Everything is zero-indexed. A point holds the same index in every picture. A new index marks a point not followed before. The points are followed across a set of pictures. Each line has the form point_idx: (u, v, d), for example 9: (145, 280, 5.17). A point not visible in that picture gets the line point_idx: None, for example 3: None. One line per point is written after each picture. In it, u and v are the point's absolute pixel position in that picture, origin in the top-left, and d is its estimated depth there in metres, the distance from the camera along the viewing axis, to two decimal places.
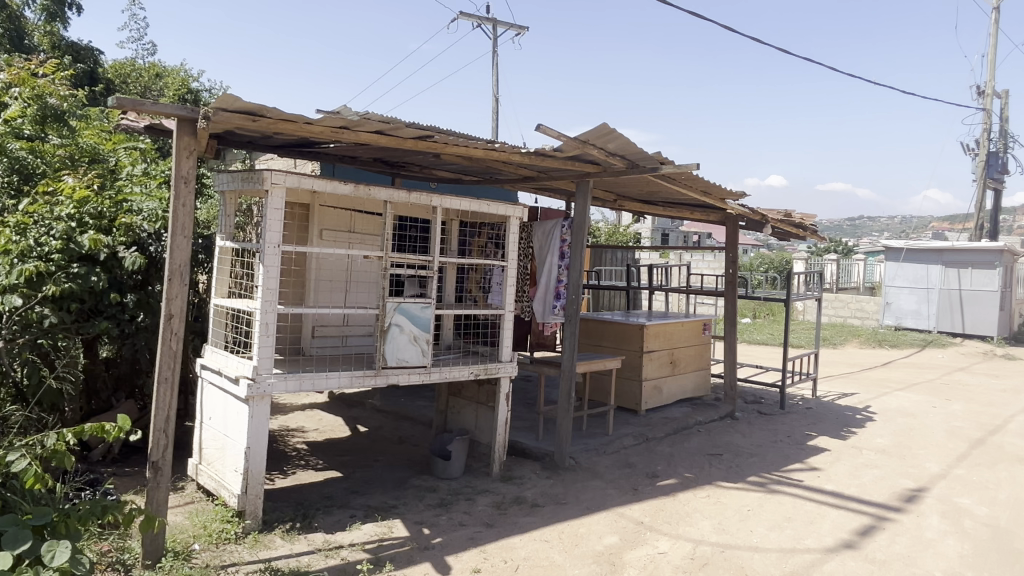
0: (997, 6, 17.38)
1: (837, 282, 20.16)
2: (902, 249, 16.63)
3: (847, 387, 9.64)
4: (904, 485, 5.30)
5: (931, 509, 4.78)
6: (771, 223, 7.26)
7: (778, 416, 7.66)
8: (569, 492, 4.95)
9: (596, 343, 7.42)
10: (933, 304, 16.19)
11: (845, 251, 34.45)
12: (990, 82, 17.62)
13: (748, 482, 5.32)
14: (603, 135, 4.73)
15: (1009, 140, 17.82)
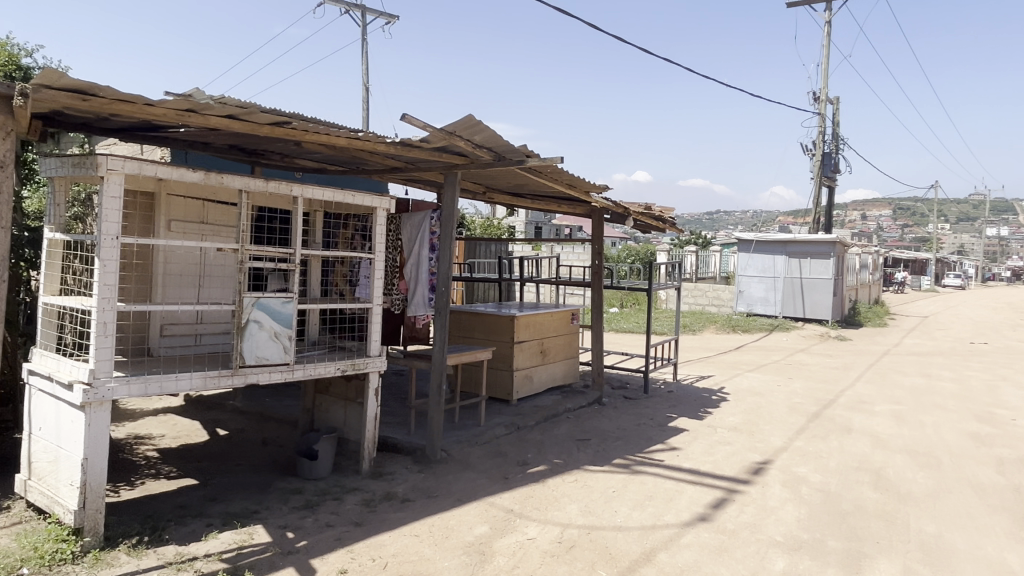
0: (829, 20, 19.15)
1: (696, 272, 21.48)
2: (752, 241, 17.98)
3: (704, 370, 10.29)
4: (752, 459, 5.74)
5: (774, 479, 5.20)
6: (633, 216, 7.59)
7: (641, 400, 8.04)
8: (440, 485, 4.93)
9: (468, 335, 7.44)
10: (778, 291, 17.62)
11: (703, 243, 36.75)
12: (825, 89, 19.39)
13: (613, 464, 5.54)
14: (470, 127, 4.73)
15: (840, 142, 19.71)
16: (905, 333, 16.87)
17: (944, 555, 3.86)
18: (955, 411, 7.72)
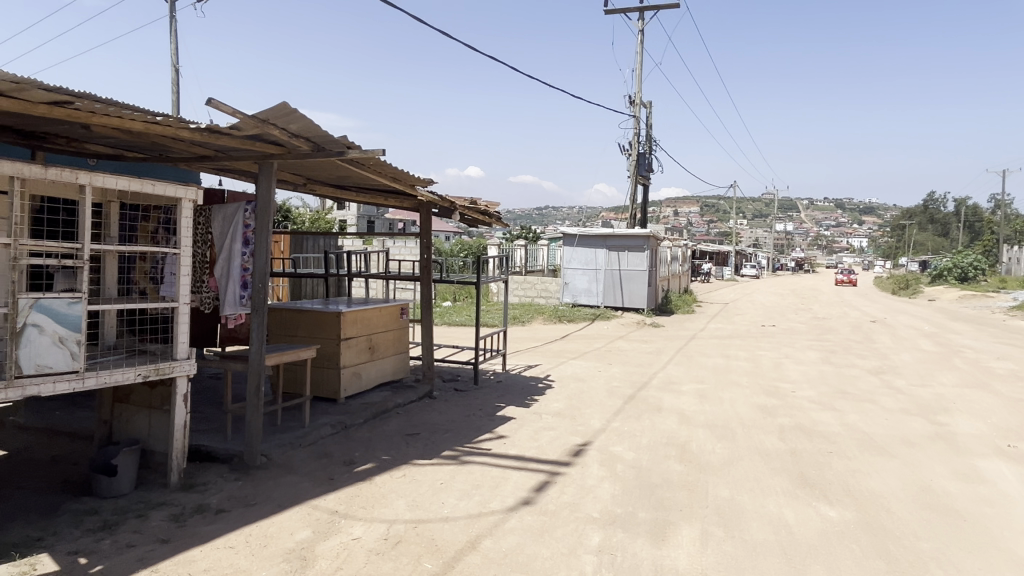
0: (642, 30, 20.58)
1: (525, 265, 22.19)
2: (576, 235, 18.90)
3: (532, 359, 10.66)
4: (573, 442, 6.04)
5: (593, 459, 5.51)
6: (459, 210, 7.67)
7: (471, 391, 8.16)
8: (259, 492, 4.68)
9: (291, 333, 7.11)
10: (600, 283, 18.69)
11: (533, 238, 38.08)
12: (639, 93, 20.82)
13: (442, 457, 5.58)
14: (284, 115, 4.51)
15: (652, 144, 21.30)
16: (709, 319, 18.61)
17: (735, 515, 4.31)
18: (747, 386, 8.66)
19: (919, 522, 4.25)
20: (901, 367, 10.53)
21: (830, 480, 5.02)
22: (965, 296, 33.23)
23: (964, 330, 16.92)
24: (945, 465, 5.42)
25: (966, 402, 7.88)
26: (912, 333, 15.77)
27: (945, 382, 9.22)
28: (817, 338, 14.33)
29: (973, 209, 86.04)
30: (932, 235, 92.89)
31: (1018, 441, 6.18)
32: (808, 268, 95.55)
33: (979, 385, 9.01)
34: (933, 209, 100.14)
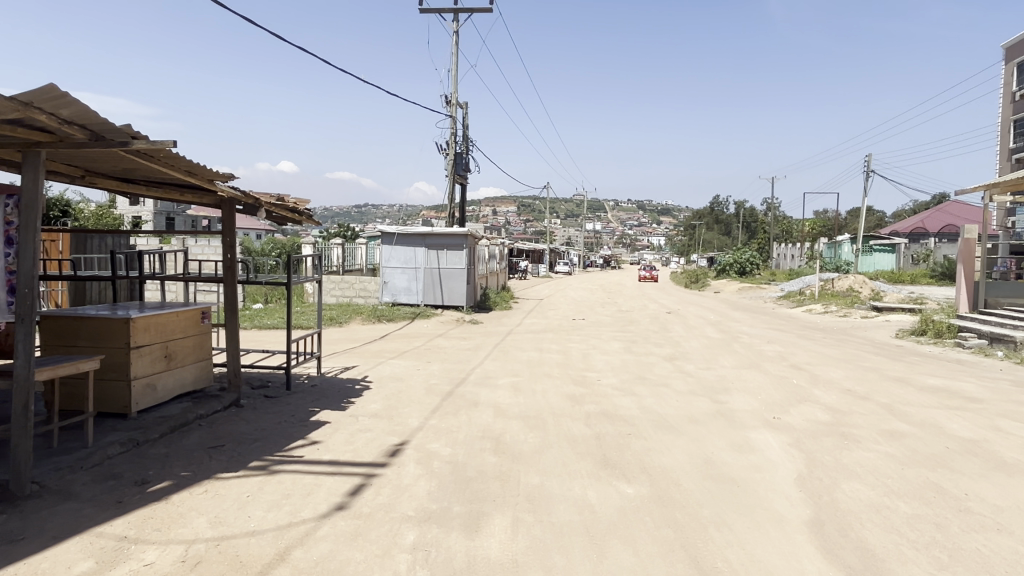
0: (456, 31, 20.88)
1: (343, 264, 21.61)
2: (394, 234, 18.75)
3: (349, 361, 10.41)
4: (390, 442, 6.00)
5: (409, 458, 5.52)
6: (264, 207, 7.29)
7: (283, 397, 7.80)
8: (29, 524, 4.12)
9: (70, 343, 6.34)
10: (419, 281, 18.70)
11: (351, 236, 37.22)
12: (454, 94, 21.11)
13: (249, 468, 5.28)
14: (52, 98, 4.01)
15: (468, 144, 21.69)
16: (526, 314, 19.35)
17: (543, 501, 4.53)
18: (558, 377, 9.13)
19: (701, 491, 4.75)
20: (691, 353, 11.68)
21: (629, 459, 5.45)
22: (743, 288, 37.54)
23: (742, 319, 19.14)
24: (723, 439, 6.11)
25: (742, 382, 8.92)
26: (701, 322, 17.55)
27: (726, 365, 10.38)
28: (621, 329, 15.45)
29: (750, 211, 97.45)
30: (718, 235, 103.90)
31: (781, 413, 7.13)
32: (615, 265, 102.56)
33: (752, 366, 10.25)
34: (718, 211, 111.91)
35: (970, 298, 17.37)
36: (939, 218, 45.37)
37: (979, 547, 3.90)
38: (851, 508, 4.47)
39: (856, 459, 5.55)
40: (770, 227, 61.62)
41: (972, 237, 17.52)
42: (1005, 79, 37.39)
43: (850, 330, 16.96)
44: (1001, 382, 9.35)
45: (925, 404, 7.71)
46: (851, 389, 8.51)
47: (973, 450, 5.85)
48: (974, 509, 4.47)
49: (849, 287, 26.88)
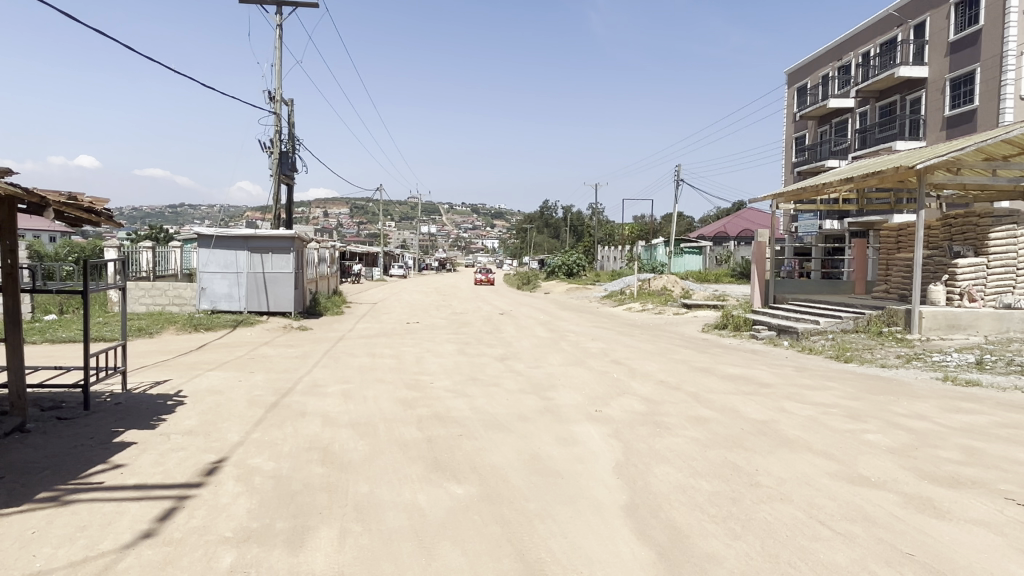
0: (279, 24, 19.97)
1: (154, 270, 19.85)
2: (213, 236, 17.54)
3: (160, 374, 9.56)
4: (206, 460, 5.60)
5: (228, 475, 5.18)
6: (52, 207, 6.49)
7: (80, 418, 7.00)
8: None
9: None
10: (242, 286, 17.62)
11: (164, 239, 34.31)
12: (278, 90, 20.18)
13: (36, 501, 4.68)
14: None
15: (295, 143, 20.85)
16: (358, 319, 18.91)
17: (372, 509, 4.45)
18: (391, 382, 9.02)
19: (527, 486, 4.91)
20: (521, 352, 12.06)
21: (459, 460, 5.51)
22: (571, 289, 39.41)
23: (568, 318, 20.10)
24: (549, 434, 6.37)
25: (568, 378, 9.36)
26: (531, 322, 18.18)
27: (555, 362, 10.84)
28: (455, 331, 15.59)
29: (576, 215, 102.63)
30: (547, 238, 108.24)
31: (603, 406, 7.57)
32: (450, 267, 103.30)
33: (578, 363, 10.79)
34: (547, 215, 116.59)
35: (761, 294, 19.54)
36: (737, 223, 50.57)
37: (766, 516, 4.39)
38: (661, 490, 4.85)
39: (666, 445, 6.03)
40: (594, 230, 65.28)
41: (763, 240, 19.73)
42: (788, 102, 42.52)
43: (664, 326, 18.40)
44: (785, 368, 10.62)
45: (725, 391, 8.55)
46: (664, 380, 9.23)
47: (763, 430, 6.59)
48: (763, 482, 5.03)
49: (663, 286, 29.15)
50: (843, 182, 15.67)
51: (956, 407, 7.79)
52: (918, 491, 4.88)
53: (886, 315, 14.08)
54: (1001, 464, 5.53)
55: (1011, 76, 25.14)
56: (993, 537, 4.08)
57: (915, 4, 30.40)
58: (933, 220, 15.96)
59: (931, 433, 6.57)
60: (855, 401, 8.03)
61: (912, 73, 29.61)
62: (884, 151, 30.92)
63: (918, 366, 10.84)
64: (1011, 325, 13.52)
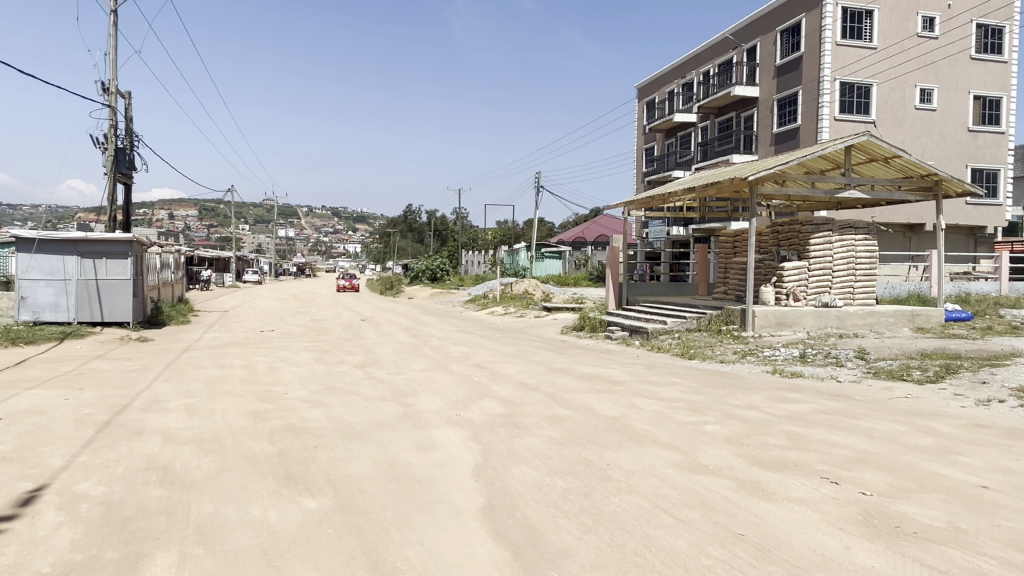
0: (114, 10, 18.39)
1: None
2: (34, 240, 15.80)
3: None
4: (23, 489, 5.01)
5: (49, 504, 4.67)
6: None
7: None
8: None
9: None
10: (71, 295, 16.00)
11: None
12: (113, 81, 18.57)
13: None
14: None
15: (132, 138, 19.26)
16: (207, 328, 17.74)
17: (216, 529, 4.19)
18: (241, 394, 8.53)
19: (384, 494, 4.83)
20: (382, 358, 11.85)
21: (312, 473, 5.32)
22: (435, 293, 39.30)
23: (432, 323, 20.03)
24: (408, 440, 6.30)
25: (429, 383, 9.32)
26: (393, 328, 17.92)
27: (416, 368, 10.75)
28: (312, 339, 15.03)
29: (440, 220, 102.58)
30: (411, 243, 107.29)
31: (463, 410, 7.60)
32: (310, 273, 99.56)
33: (439, 367, 10.77)
34: (411, 220, 115.61)
35: (615, 296, 20.51)
36: (594, 229, 52.73)
37: (615, 508, 4.61)
38: (518, 490, 4.95)
39: (524, 445, 6.16)
40: (458, 235, 65.49)
41: (616, 245, 20.70)
42: (638, 115, 45.01)
43: (525, 329, 18.82)
44: (636, 366, 11.21)
45: (581, 390, 8.88)
46: (523, 382, 9.43)
47: (614, 426, 6.91)
48: (613, 476, 5.27)
49: (525, 289, 29.79)
50: (687, 192, 16.82)
51: (782, 397, 8.60)
52: (749, 475, 5.32)
53: (724, 315, 15.27)
54: (817, 447, 6.16)
55: (826, 99, 28.15)
56: (810, 512, 4.53)
57: (747, 29, 33.24)
58: (763, 228, 17.50)
59: (761, 421, 7.20)
60: (697, 395, 8.63)
61: (746, 93, 32.33)
62: (723, 164, 33.51)
63: (751, 361, 11.85)
64: (827, 321, 15.14)
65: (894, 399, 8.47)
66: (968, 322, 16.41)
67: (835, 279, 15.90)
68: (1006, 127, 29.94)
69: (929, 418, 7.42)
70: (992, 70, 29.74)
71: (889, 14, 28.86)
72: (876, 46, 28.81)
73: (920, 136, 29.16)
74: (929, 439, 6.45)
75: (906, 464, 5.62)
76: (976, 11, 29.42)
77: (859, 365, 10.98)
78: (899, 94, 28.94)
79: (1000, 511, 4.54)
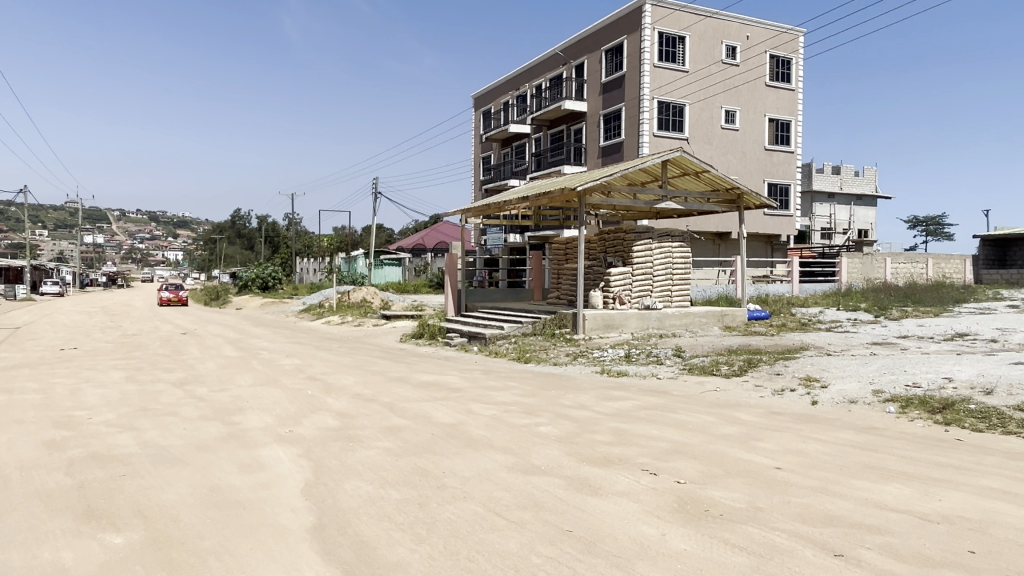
0: None
1: None
2: None
3: None
4: None
5: None
6: None
7: None
8: None
9: None
10: None
11: None
12: None
13: None
14: None
15: None
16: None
17: None
18: (32, 422, 7.54)
19: (201, 523, 4.49)
20: (205, 375, 11.02)
21: (118, 505, 4.82)
22: (266, 303, 37.36)
23: (262, 334, 18.96)
24: (231, 462, 5.91)
25: (257, 399, 8.81)
26: (218, 341, 16.74)
27: (243, 383, 10.12)
28: (123, 357, 13.64)
29: (271, 225, 97.49)
30: (240, 249, 101.19)
31: (294, 426, 7.26)
32: (123, 283, 90.51)
33: (268, 382, 10.22)
34: (240, 225, 108.78)
35: (455, 303, 20.63)
36: (434, 236, 52.64)
37: (450, 515, 4.62)
38: (351, 506, 4.81)
39: (358, 458, 6.01)
40: (292, 242, 62.51)
41: (454, 252, 20.84)
42: (475, 124, 45.75)
43: (363, 338, 18.37)
44: (474, 372, 11.35)
45: (419, 399, 8.83)
46: (359, 393, 9.20)
47: (450, 433, 6.94)
48: (448, 484, 5.29)
49: (363, 298, 29.09)
50: (521, 200, 17.32)
51: (609, 395, 9.10)
52: (577, 472, 5.57)
53: (558, 319, 15.89)
54: (639, 441, 6.58)
55: (646, 116, 30.33)
56: (632, 504, 4.83)
57: (576, 47, 34.94)
58: (591, 236, 18.44)
59: (589, 420, 7.57)
60: (531, 397, 8.90)
61: (575, 107, 33.97)
62: (555, 173, 34.96)
63: (582, 362, 12.44)
64: (649, 323, 16.29)
65: (706, 393, 9.28)
66: (766, 320, 18.37)
67: (655, 283, 17.13)
68: (795, 147, 33.94)
69: (734, 408, 8.20)
70: (782, 96, 33.61)
71: (699, 41, 31.66)
72: (687, 70, 31.46)
73: (726, 153, 32.24)
74: (734, 428, 7.14)
75: (714, 452, 6.17)
76: (770, 43, 33.14)
77: (677, 362, 11.91)
78: (708, 114, 31.83)
79: (790, 489, 5.12)
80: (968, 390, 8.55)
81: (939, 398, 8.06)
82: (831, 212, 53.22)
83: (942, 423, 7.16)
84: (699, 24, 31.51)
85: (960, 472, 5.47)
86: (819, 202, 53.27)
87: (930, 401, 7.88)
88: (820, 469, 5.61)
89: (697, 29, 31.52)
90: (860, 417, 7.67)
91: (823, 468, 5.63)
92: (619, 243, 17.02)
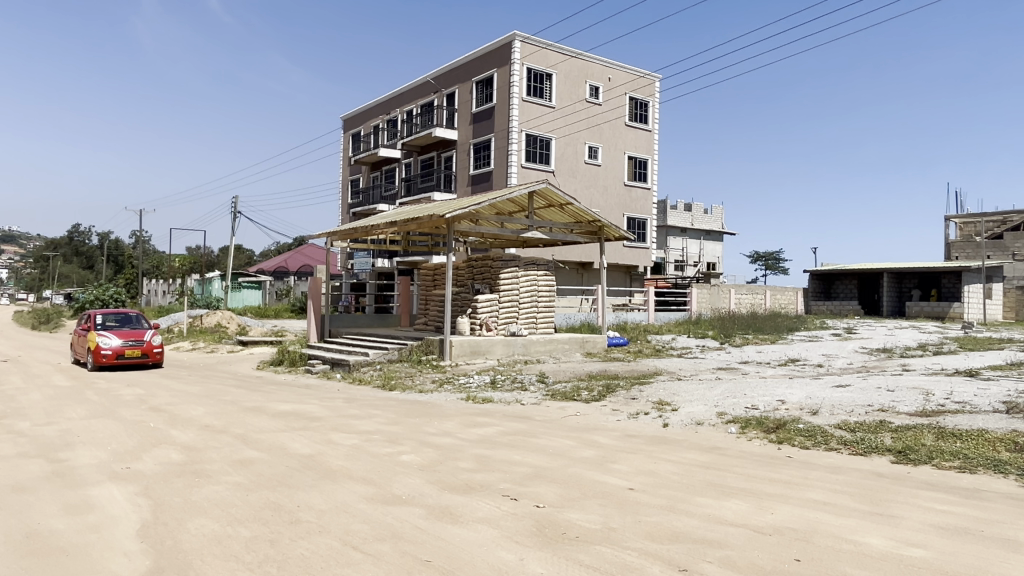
0: None
1: None
2: None
3: None
4: None
5: None
6: None
7: None
8: None
9: None
10: None
11: None
12: None
13: None
14: None
15: None
16: None
17: None
18: None
19: None
20: (27, 408, 9.80)
21: None
22: None
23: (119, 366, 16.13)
24: (55, 505, 5.31)
25: (89, 433, 8.01)
26: (46, 369, 15.05)
27: (74, 417, 9.13)
28: None
29: (115, 243, 89.94)
30: (77, 268, 92.72)
31: (131, 461, 6.69)
32: None
33: (104, 415, 9.28)
34: (78, 242, 98.88)
35: (317, 329, 19.76)
36: (298, 258, 50.66)
37: (303, 552, 4.42)
38: (193, 546, 4.48)
39: (204, 495, 5.61)
40: (137, 262, 57.58)
41: (319, 276, 20.19)
42: (344, 146, 45.04)
43: (217, 366, 17.28)
44: (336, 400, 11.00)
45: (274, 429, 8.41)
46: (208, 424, 8.62)
47: (308, 464, 6.67)
48: (302, 518, 5.06)
49: (217, 322, 27.32)
50: (389, 225, 17.11)
51: (473, 422, 9.13)
52: (438, 501, 5.51)
53: (424, 345, 15.73)
54: (501, 467, 6.65)
55: (515, 148, 31.21)
56: (492, 530, 4.86)
57: (447, 76, 35.41)
58: (459, 262, 18.55)
59: (453, 446, 7.57)
60: (394, 425, 8.74)
61: (445, 134, 34.24)
62: (424, 200, 35.03)
63: (447, 389, 12.43)
64: (515, 349, 16.55)
65: (566, 418, 9.55)
66: (625, 347, 19.24)
67: (520, 311, 17.60)
68: (650, 184, 36.09)
69: (592, 432, 8.51)
70: (640, 136, 35.79)
71: (565, 79, 33.08)
72: (554, 105, 32.69)
73: (590, 186, 33.73)
74: (593, 451, 7.38)
75: (573, 476, 6.34)
76: (629, 86, 35.31)
77: (540, 388, 12.16)
78: (572, 149, 33.22)
79: (640, 509, 5.35)
80: (797, 411, 9.39)
81: (773, 419, 8.75)
82: (683, 246, 57.07)
83: (775, 442, 7.80)
84: (564, 63, 32.97)
85: (790, 486, 5.99)
86: (673, 236, 56.86)
87: (766, 422, 8.57)
88: (669, 488, 5.92)
89: (563, 67, 32.95)
90: (705, 437, 8.19)
91: (672, 487, 5.96)
92: (485, 270, 17.27)
